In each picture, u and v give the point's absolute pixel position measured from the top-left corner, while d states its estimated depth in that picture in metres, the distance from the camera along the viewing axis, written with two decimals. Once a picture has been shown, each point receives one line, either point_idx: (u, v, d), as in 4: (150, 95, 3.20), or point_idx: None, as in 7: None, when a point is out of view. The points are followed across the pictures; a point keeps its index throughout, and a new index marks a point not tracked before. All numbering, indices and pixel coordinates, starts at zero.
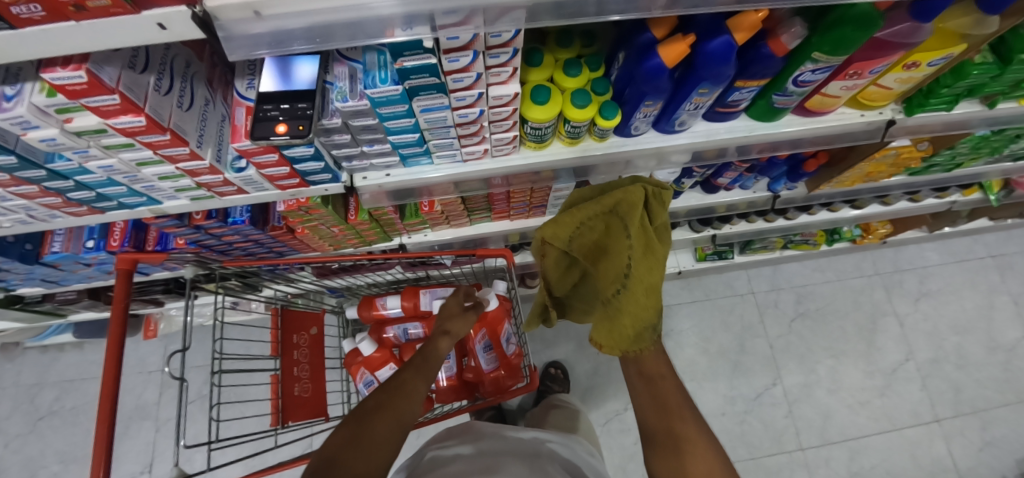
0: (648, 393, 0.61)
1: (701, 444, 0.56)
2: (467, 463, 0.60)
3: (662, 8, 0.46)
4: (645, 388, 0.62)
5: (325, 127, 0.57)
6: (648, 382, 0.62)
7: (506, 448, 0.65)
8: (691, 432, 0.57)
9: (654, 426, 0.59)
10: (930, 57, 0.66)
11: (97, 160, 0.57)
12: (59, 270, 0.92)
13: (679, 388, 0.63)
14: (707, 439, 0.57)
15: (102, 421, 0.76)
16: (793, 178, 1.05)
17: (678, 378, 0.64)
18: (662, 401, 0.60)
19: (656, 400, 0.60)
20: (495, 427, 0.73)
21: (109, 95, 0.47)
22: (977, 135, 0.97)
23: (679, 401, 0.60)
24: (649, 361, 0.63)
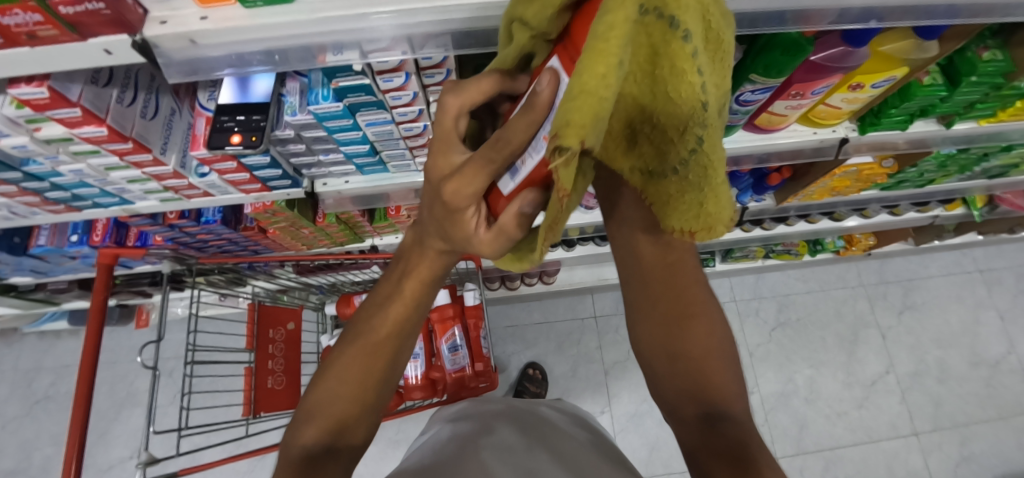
0: (656, 268, 0.49)
1: (711, 318, 0.47)
2: (468, 427, 0.68)
3: None
4: (650, 257, 0.50)
5: (278, 137, 0.61)
6: (654, 260, 0.49)
7: (498, 414, 0.73)
8: (701, 310, 0.47)
9: (658, 312, 0.48)
10: (872, 79, 0.67)
11: (67, 164, 0.62)
12: (47, 262, 0.97)
13: (689, 253, 0.50)
14: (714, 312, 0.48)
15: (77, 405, 0.81)
16: (759, 191, 1.07)
17: (686, 246, 0.50)
18: (668, 276, 0.49)
19: (661, 282, 0.49)
20: (482, 400, 0.81)
21: (69, 108, 0.51)
22: (941, 153, 0.97)
23: (690, 275, 0.49)
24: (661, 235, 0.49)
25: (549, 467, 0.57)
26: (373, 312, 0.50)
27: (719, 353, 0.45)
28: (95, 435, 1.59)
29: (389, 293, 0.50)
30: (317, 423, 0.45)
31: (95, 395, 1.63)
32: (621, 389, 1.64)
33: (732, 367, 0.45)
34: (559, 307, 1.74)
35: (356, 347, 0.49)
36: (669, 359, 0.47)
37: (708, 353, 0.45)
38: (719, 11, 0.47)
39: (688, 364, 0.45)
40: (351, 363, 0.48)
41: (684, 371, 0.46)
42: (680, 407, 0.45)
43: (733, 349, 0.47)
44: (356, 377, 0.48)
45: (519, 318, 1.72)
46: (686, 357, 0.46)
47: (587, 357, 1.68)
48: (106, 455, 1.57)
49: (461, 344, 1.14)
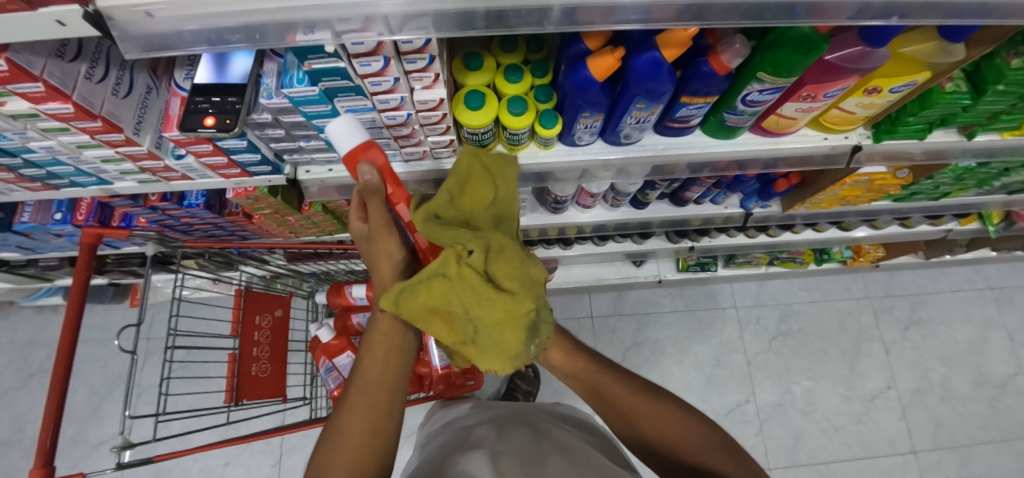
0: (581, 382, 0.63)
1: (661, 408, 0.59)
2: (476, 435, 0.68)
3: (595, 21, 0.44)
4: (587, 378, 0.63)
5: (255, 121, 0.58)
6: (583, 379, 0.63)
7: (504, 419, 0.73)
8: (646, 409, 0.59)
9: (615, 419, 0.61)
10: (891, 84, 0.62)
11: (37, 141, 0.59)
12: (32, 239, 0.96)
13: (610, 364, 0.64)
14: (668, 402, 0.60)
15: (54, 383, 0.79)
16: (764, 197, 1.02)
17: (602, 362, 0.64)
18: (598, 387, 0.62)
19: (592, 386, 0.63)
20: (486, 407, 0.81)
21: (32, 82, 0.48)
22: (959, 165, 0.92)
23: (614, 379, 0.62)
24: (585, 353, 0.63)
25: (563, 463, 0.58)
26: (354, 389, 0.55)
27: (679, 429, 0.57)
28: (86, 411, 1.59)
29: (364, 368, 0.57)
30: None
31: (87, 372, 1.63)
32: None
33: (696, 439, 0.56)
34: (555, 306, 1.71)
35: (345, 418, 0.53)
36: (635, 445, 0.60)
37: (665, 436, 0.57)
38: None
39: (662, 459, 0.57)
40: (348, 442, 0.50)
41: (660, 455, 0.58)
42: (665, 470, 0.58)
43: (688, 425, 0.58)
44: (361, 423, 0.52)
45: None
46: (651, 442, 0.58)
47: None
48: (96, 432, 1.58)
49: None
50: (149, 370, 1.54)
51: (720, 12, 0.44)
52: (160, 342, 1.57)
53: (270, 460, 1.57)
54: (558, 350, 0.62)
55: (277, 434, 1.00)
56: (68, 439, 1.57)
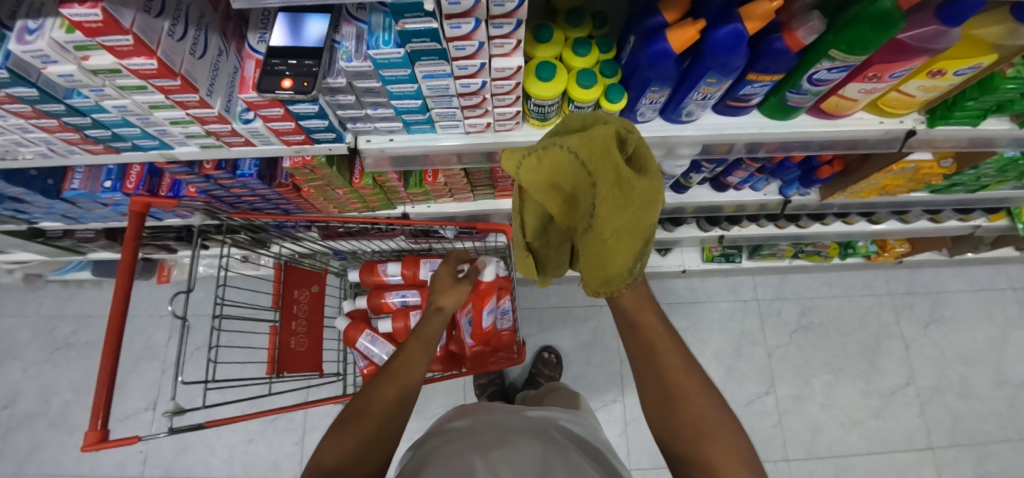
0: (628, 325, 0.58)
1: (699, 397, 0.52)
2: (484, 440, 0.60)
3: None
4: (630, 332, 0.58)
5: (329, 86, 0.58)
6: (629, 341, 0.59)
7: (517, 426, 0.66)
8: (689, 391, 0.52)
9: (650, 386, 0.54)
10: (957, 66, 0.63)
11: (112, 99, 0.60)
12: (77, 207, 0.97)
13: (669, 329, 0.58)
14: (708, 399, 0.52)
15: (107, 350, 0.79)
16: (806, 184, 1.02)
17: (666, 322, 0.59)
18: (652, 352, 0.56)
19: (640, 342, 0.57)
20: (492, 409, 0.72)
21: (122, 35, 0.48)
22: (1003, 155, 0.92)
23: (670, 345, 0.56)
24: (635, 313, 0.58)
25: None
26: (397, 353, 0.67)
27: (716, 428, 0.49)
28: None
29: (392, 367, 0.63)
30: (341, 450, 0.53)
31: None
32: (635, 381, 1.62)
33: (732, 449, 0.48)
34: (578, 293, 1.72)
35: (350, 420, 0.56)
36: (668, 433, 0.51)
37: (704, 438, 0.49)
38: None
39: (686, 453, 0.50)
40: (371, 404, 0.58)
41: (688, 466, 0.49)
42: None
43: (728, 425, 0.50)
44: (336, 456, 0.53)
45: (536, 300, 1.71)
46: (679, 433, 0.50)
47: (603, 344, 1.67)
48: (122, 406, 1.59)
49: (509, 309, 1.14)
50: None
51: None
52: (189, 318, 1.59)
53: (293, 438, 1.59)
54: (630, 297, 0.57)
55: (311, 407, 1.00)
56: None
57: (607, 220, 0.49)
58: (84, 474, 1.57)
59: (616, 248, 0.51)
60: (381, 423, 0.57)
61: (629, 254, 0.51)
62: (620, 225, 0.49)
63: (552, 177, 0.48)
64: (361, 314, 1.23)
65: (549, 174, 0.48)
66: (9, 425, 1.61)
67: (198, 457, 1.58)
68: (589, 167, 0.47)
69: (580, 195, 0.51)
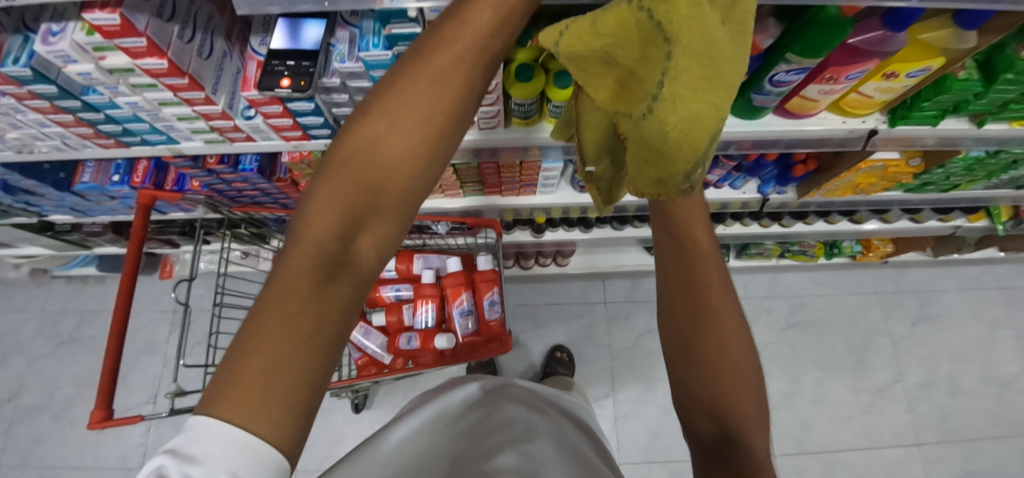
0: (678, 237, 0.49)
1: (732, 332, 0.49)
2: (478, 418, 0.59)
3: None
4: (672, 252, 0.50)
5: (325, 85, 0.63)
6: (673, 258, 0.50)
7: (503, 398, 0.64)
8: (726, 326, 0.49)
9: (681, 320, 0.50)
10: (908, 68, 0.67)
11: (125, 96, 0.65)
12: (87, 200, 1.02)
13: (714, 248, 0.50)
14: (738, 326, 0.50)
15: (113, 335, 0.85)
16: (782, 182, 1.07)
17: (716, 243, 0.50)
18: (693, 279, 0.49)
19: (687, 262, 0.49)
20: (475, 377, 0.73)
21: (137, 37, 0.53)
22: (970, 154, 0.97)
23: (712, 270, 0.49)
24: (680, 216, 0.48)
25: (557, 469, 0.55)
26: (361, 159, 0.39)
27: (742, 368, 0.48)
28: None
29: (330, 204, 0.38)
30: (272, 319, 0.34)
31: None
32: (627, 376, 1.66)
33: (752, 390, 0.48)
34: (571, 291, 1.76)
35: (265, 314, 0.35)
36: (689, 372, 0.50)
37: (731, 378, 0.48)
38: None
39: (710, 397, 0.48)
40: (315, 229, 0.37)
41: (707, 412, 0.49)
42: (698, 421, 0.50)
43: (752, 367, 0.49)
44: (253, 371, 0.33)
45: (530, 297, 1.75)
46: (707, 378, 0.48)
47: (595, 341, 1.70)
48: (124, 399, 1.64)
49: (498, 301, 1.16)
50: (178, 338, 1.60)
51: None
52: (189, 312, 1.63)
53: None
54: (686, 205, 0.48)
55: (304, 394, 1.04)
56: None
57: (674, 102, 0.34)
58: (86, 466, 1.61)
59: (682, 140, 0.34)
60: (314, 314, 0.35)
61: (702, 140, 0.33)
62: (697, 96, 0.33)
63: (609, 45, 0.40)
64: None
65: (614, 45, 0.40)
66: (14, 417, 1.66)
67: None
68: (664, 31, 0.35)
69: (651, 63, 0.38)
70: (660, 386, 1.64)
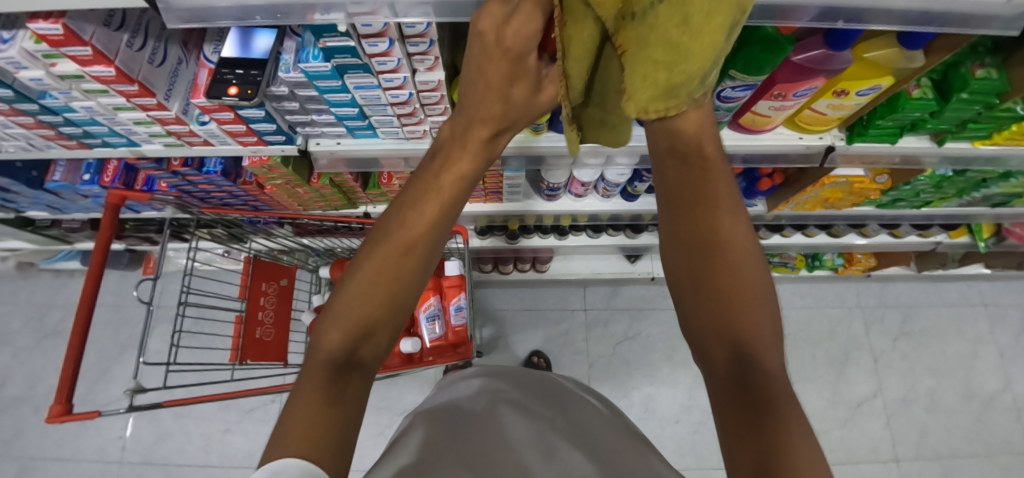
0: (680, 170, 0.51)
1: (742, 249, 0.48)
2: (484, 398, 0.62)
3: None
4: (677, 170, 0.51)
5: (274, 93, 0.64)
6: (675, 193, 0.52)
7: (506, 385, 0.66)
8: (735, 240, 0.49)
9: (688, 240, 0.50)
10: (857, 86, 0.67)
11: (79, 101, 0.66)
12: (61, 198, 1.04)
13: (724, 165, 0.51)
14: (751, 244, 0.49)
15: (75, 333, 0.85)
16: (749, 195, 1.07)
17: (724, 159, 0.52)
18: (701, 195, 0.50)
19: (695, 192, 0.50)
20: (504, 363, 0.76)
21: (81, 46, 0.54)
22: (936, 172, 0.97)
23: (721, 185, 0.50)
24: (686, 138, 0.50)
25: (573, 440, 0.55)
26: (380, 242, 0.52)
27: (752, 287, 0.47)
28: (97, 373, 1.67)
29: (358, 275, 0.51)
30: (339, 329, 0.48)
31: (101, 335, 1.71)
32: (603, 384, 1.66)
33: (764, 314, 0.46)
34: (550, 297, 1.76)
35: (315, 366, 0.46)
36: (697, 296, 0.50)
37: (742, 296, 0.47)
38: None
39: (724, 314, 0.47)
40: (348, 295, 0.50)
41: (717, 336, 0.47)
42: (710, 348, 0.48)
43: (763, 286, 0.47)
44: (306, 408, 0.43)
45: (510, 302, 1.76)
46: (715, 299, 0.48)
47: (573, 348, 1.70)
48: (105, 393, 1.65)
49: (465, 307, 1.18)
50: (158, 335, 1.62)
51: None
52: (170, 309, 1.65)
53: (268, 429, 1.64)
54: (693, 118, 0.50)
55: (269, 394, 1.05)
56: (79, 397, 1.64)
57: (687, 10, 0.41)
58: (66, 458, 1.62)
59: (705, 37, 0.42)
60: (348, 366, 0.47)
61: (721, 29, 0.41)
62: (694, 24, 0.42)
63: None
64: None
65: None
66: None
67: (176, 445, 1.63)
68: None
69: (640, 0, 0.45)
70: (635, 394, 1.64)
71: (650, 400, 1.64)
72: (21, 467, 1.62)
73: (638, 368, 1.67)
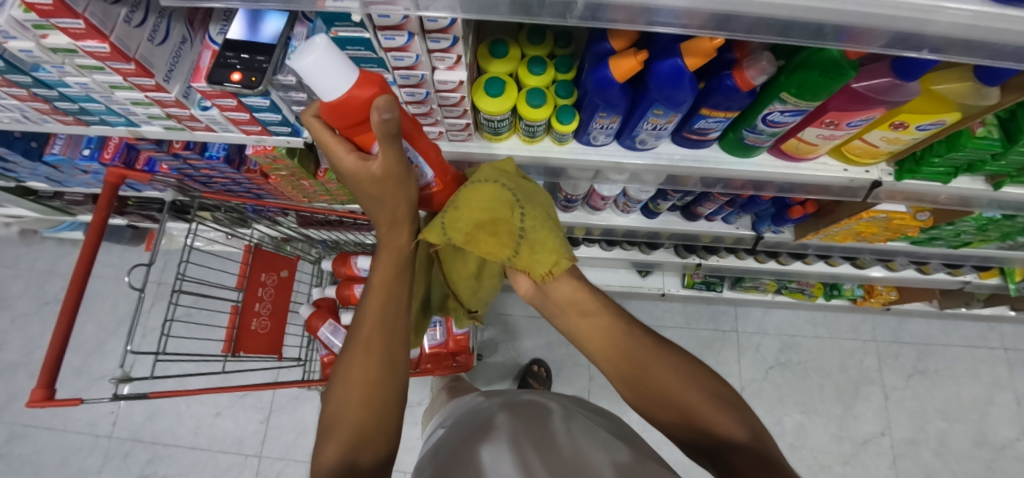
0: (590, 336, 0.59)
1: (665, 363, 0.54)
2: (503, 420, 0.65)
3: (632, 21, 0.44)
4: (595, 337, 0.59)
5: (281, 82, 0.60)
6: (592, 328, 0.60)
7: (526, 404, 0.70)
8: (660, 359, 0.55)
9: (621, 372, 0.56)
10: (919, 120, 0.61)
11: (74, 76, 0.62)
12: (60, 172, 1.00)
13: (606, 302, 0.61)
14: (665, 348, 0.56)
15: (63, 315, 0.81)
16: (777, 222, 1.01)
17: (608, 300, 0.61)
18: (611, 342, 0.58)
19: (613, 348, 0.57)
20: (498, 396, 0.76)
21: (73, 19, 0.49)
22: (982, 214, 0.90)
23: (620, 327, 0.59)
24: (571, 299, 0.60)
25: (589, 454, 0.55)
26: (353, 349, 0.53)
27: (687, 388, 0.52)
28: (92, 346, 1.65)
29: (342, 393, 0.51)
30: (336, 440, 0.49)
31: (97, 308, 1.69)
32: (602, 398, 1.61)
33: (709, 392, 0.52)
34: None
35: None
36: (660, 406, 0.53)
37: (678, 389, 0.52)
38: (774, 15, 0.42)
39: (669, 407, 0.52)
40: (339, 417, 0.50)
41: (681, 429, 0.51)
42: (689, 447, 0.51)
43: (699, 376, 0.54)
44: None
45: (514, 307, 1.71)
46: (667, 404, 0.52)
47: (574, 359, 1.66)
48: (98, 367, 1.63)
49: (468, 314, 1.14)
50: (153, 312, 1.60)
51: (746, 25, 0.44)
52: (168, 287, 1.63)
53: (258, 416, 1.61)
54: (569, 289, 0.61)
55: (261, 390, 1.00)
56: (73, 369, 1.62)
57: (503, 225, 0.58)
58: (55, 428, 1.61)
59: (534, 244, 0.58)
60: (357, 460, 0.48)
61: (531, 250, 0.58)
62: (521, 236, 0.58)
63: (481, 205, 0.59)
64: (328, 304, 1.23)
65: (454, 220, 0.56)
66: None
67: (166, 424, 1.61)
68: (520, 203, 0.59)
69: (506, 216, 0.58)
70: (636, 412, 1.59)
71: None
72: (11, 434, 1.60)
73: None
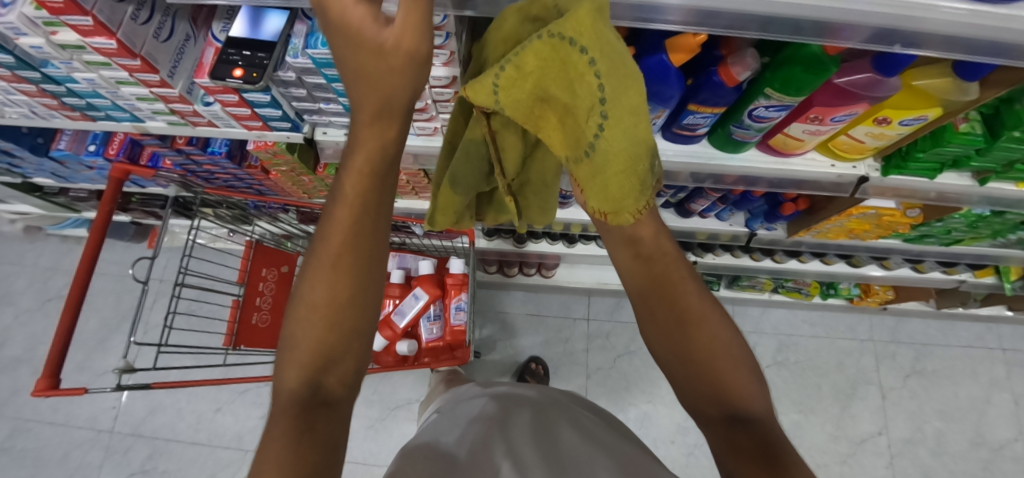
0: (637, 271, 0.53)
1: (712, 318, 0.49)
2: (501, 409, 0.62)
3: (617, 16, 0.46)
4: (641, 268, 0.52)
5: (281, 78, 0.62)
6: (640, 272, 0.53)
7: (528, 396, 0.67)
8: (702, 315, 0.49)
9: (660, 313, 0.50)
10: (902, 116, 0.62)
11: (81, 72, 0.64)
12: (65, 167, 1.02)
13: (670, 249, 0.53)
14: (718, 316, 0.50)
15: (68, 306, 0.83)
16: (770, 219, 1.03)
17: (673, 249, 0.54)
18: (665, 282, 0.51)
19: (656, 282, 0.51)
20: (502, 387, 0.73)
21: (82, 16, 0.52)
22: (972, 211, 0.91)
23: (678, 272, 0.52)
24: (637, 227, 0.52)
25: (581, 448, 0.52)
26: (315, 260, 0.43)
27: (729, 354, 0.47)
28: (94, 341, 1.67)
29: (299, 319, 0.42)
30: (297, 361, 0.40)
31: (100, 304, 1.71)
32: (600, 396, 1.62)
33: (740, 362, 0.47)
34: (553, 303, 1.73)
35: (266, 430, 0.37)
36: (681, 361, 0.48)
37: (714, 349, 0.47)
38: (753, 11, 0.44)
39: (698, 366, 0.47)
40: (299, 339, 0.41)
41: (699, 390, 0.47)
42: (699, 406, 0.47)
43: (737, 352, 0.48)
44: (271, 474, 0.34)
45: (512, 305, 1.73)
46: (692, 360, 0.47)
47: (572, 357, 1.67)
48: (100, 362, 1.65)
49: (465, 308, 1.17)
50: (155, 308, 1.62)
51: (727, 19, 0.45)
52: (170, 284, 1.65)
53: (258, 412, 1.63)
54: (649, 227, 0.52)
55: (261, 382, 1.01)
56: (75, 364, 1.64)
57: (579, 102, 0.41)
58: (58, 422, 1.63)
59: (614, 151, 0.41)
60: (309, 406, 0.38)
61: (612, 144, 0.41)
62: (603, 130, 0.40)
63: (538, 80, 0.42)
64: None
65: (514, 85, 0.43)
66: None
67: (167, 420, 1.63)
68: (599, 72, 0.38)
69: (583, 113, 0.42)
70: (633, 409, 1.60)
71: (646, 417, 1.60)
72: (14, 429, 1.62)
73: (637, 382, 1.64)
